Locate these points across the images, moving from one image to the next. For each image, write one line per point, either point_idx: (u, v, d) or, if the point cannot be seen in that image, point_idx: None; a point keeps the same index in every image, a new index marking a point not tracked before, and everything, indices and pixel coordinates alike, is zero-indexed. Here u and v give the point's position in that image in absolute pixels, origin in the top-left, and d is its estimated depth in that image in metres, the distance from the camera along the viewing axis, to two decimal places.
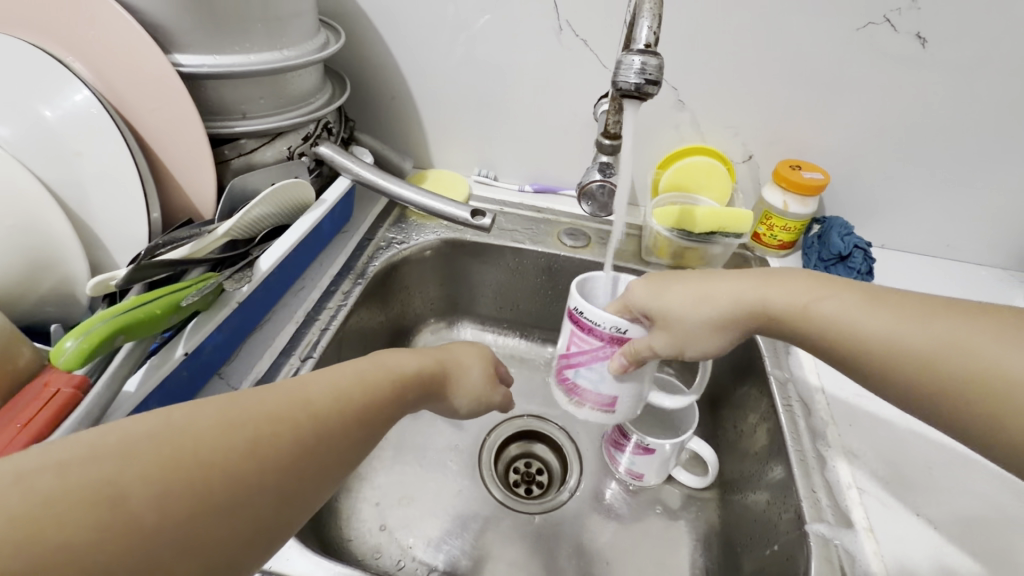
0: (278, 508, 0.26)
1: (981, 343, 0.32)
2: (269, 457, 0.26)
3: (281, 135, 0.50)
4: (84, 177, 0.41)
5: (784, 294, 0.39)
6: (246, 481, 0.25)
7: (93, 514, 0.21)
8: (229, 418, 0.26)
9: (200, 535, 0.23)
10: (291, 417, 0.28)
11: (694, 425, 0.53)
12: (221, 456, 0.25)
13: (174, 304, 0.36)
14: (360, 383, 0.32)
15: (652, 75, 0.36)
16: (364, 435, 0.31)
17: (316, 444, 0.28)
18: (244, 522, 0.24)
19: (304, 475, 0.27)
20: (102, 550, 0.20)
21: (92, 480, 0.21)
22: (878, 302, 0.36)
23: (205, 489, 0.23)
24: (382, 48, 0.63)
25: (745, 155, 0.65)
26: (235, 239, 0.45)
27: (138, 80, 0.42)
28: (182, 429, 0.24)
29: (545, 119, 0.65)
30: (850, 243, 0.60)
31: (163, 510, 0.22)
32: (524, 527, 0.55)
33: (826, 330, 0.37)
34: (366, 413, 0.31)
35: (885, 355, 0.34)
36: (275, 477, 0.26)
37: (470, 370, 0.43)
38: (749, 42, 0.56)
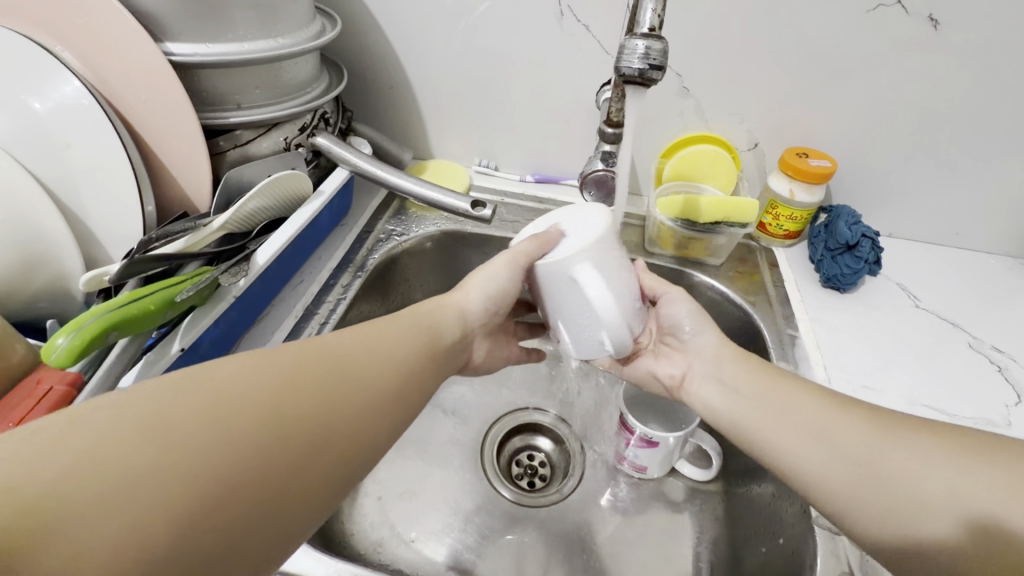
0: (318, 449, 0.28)
1: (914, 447, 0.33)
2: (301, 399, 0.28)
3: (277, 126, 0.49)
4: (74, 170, 0.40)
5: (754, 382, 0.41)
6: (285, 416, 0.27)
7: (146, 440, 0.23)
8: (256, 365, 0.28)
9: (246, 469, 0.25)
10: (315, 365, 0.30)
11: (699, 417, 0.52)
12: (255, 391, 0.27)
13: (169, 299, 0.35)
14: (372, 335, 0.34)
15: (656, 60, 0.34)
16: (393, 380, 0.33)
17: (343, 389, 0.30)
18: (287, 453, 0.26)
19: (343, 411, 0.29)
20: (157, 480, 0.22)
21: (138, 421, 0.23)
22: (841, 408, 0.37)
23: (244, 428, 0.25)
24: (380, 35, 0.62)
25: (750, 142, 0.63)
26: (232, 232, 0.45)
27: (128, 71, 0.41)
28: (215, 376, 0.26)
29: (545, 107, 0.64)
30: (858, 232, 0.59)
31: (208, 439, 0.24)
32: (527, 522, 0.55)
33: (774, 416, 0.38)
34: (387, 361, 0.33)
35: (829, 449, 0.35)
36: (311, 412, 0.28)
37: (481, 289, 0.43)
38: (757, 26, 0.55)
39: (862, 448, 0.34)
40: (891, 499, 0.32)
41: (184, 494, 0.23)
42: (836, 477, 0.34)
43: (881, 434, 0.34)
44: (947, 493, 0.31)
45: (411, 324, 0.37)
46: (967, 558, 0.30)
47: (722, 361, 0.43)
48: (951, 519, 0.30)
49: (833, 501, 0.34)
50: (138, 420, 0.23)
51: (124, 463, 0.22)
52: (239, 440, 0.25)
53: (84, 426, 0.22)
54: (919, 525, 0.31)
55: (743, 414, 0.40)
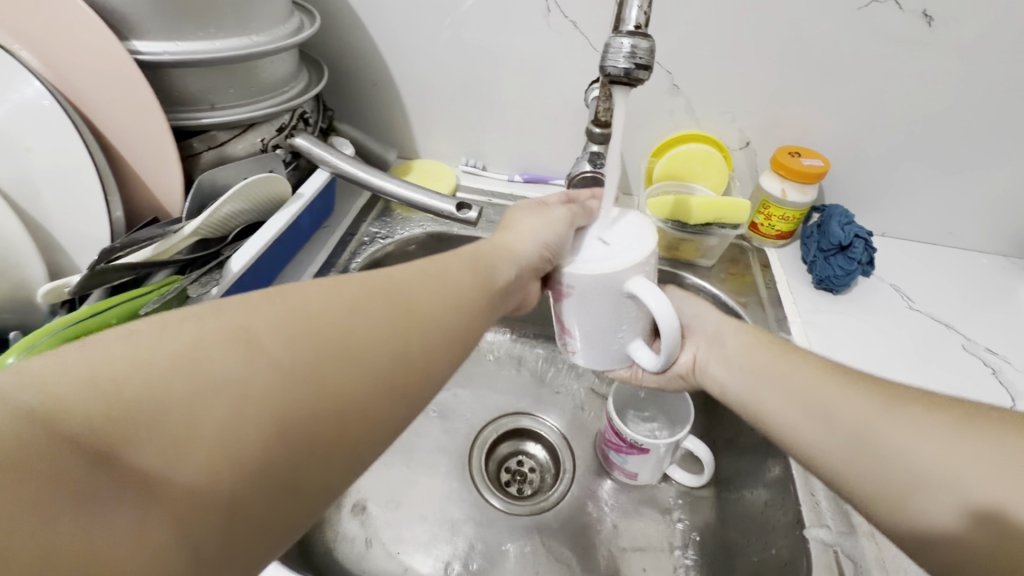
0: (402, 373, 0.27)
1: (913, 423, 0.31)
2: (384, 321, 0.27)
3: (253, 127, 0.48)
4: (35, 175, 0.38)
5: (750, 355, 0.40)
6: (366, 337, 0.26)
7: (236, 351, 0.22)
8: (341, 286, 0.27)
9: (332, 386, 0.24)
10: (396, 290, 0.29)
11: (690, 423, 0.51)
12: (336, 310, 0.26)
13: (132, 312, 0.34)
14: (451, 267, 0.33)
15: (642, 59, 0.33)
16: (474, 312, 0.32)
17: (428, 317, 0.29)
18: (372, 375, 0.26)
19: (422, 338, 0.28)
20: (248, 386, 0.22)
21: (230, 329, 0.23)
22: (840, 377, 0.35)
23: (330, 346, 0.25)
24: (362, 32, 0.60)
25: (742, 141, 0.62)
26: (206, 237, 0.43)
27: (92, 70, 0.39)
28: (301, 295, 0.26)
29: (534, 106, 0.63)
30: (850, 233, 0.58)
31: (294, 355, 0.24)
32: (516, 530, 0.53)
33: (770, 386, 0.38)
34: (468, 291, 0.32)
35: (821, 420, 0.34)
36: (392, 336, 0.27)
37: (534, 234, 0.37)
38: (748, 21, 0.53)
39: (855, 424, 0.33)
40: (879, 473, 0.31)
41: (272, 404, 0.22)
42: (828, 448, 0.33)
43: (873, 403, 0.33)
44: (935, 469, 0.29)
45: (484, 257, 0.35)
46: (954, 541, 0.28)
47: (724, 335, 0.42)
48: (937, 498, 0.29)
49: (827, 472, 0.34)
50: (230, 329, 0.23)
51: (216, 369, 0.21)
52: (323, 358, 0.24)
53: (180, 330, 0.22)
54: (906, 503, 0.30)
55: (743, 389, 0.39)
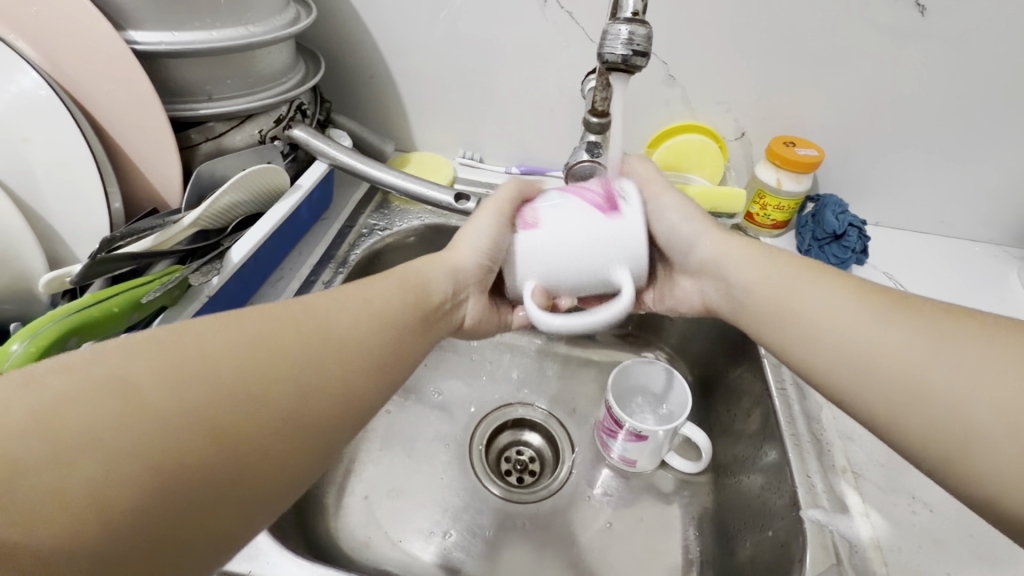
0: (296, 405, 0.28)
1: (959, 352, 0.30)
2: (280, 356, 0.28)
3: (251, 118, 0.47)
4: (33, 166, 0.38)
5: (803, 290, 0.36)
6: (257, 380, 0.27)
7: (108, 398, 0.23)
8: (233, 324, 0.28)
9: (217, 424, 0.25)
10: (296, 324, 0.30)
11: (688, 410, 0.52)
12: (227, 350, 0.27)
13: (134, 301, 0.34)
14: (361, 295, 0.33)
15: (640, 46, 0.33)
16: (383, 339, 0.32)
17: (327, 348, 0.30)
18: (258, 416, 0.26)
19: (321, 375, 0.29)
20: (123, 435, 0.23)
21: (106, 380, 0.24)
22: (888, 316, 0.33)
23: (215, 387, 0.26)
24: (358, 24, 0.60)
25: (737, 132, 0.62)
26: (206, 228, 0.43)
27: (88, 61, 0.39)
28: (189, 336, 0.26)
29: (531, 98, 0.63)
30: (845, 221, 0.58)
31: (174, 403, 0.24)
32: (516, 518, 0.54)
33: (813, 326, 0.35)
34: (374, 319, 0.32)
35: (876, 368, 0.32)
36: (286, 375, 0.28)
37: (472, 243, 0.40)
38: (743, 11, 0.54)
39: (899, 363, 0.31)
40: (931, 426, 0.30)
41: (153, 449, 0.23)
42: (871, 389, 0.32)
43: (935, 346, 0.31)
44: (997, 417, 0.28)
45: (399, 281, 0.36)
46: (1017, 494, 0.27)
47: (757, 266, 0.38)
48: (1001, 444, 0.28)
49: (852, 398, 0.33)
50: (107, 379, 0.24)
51: (92, 424, 0.22)
52: (205, 400, 0.25)
53: (46, 386, 0.23)
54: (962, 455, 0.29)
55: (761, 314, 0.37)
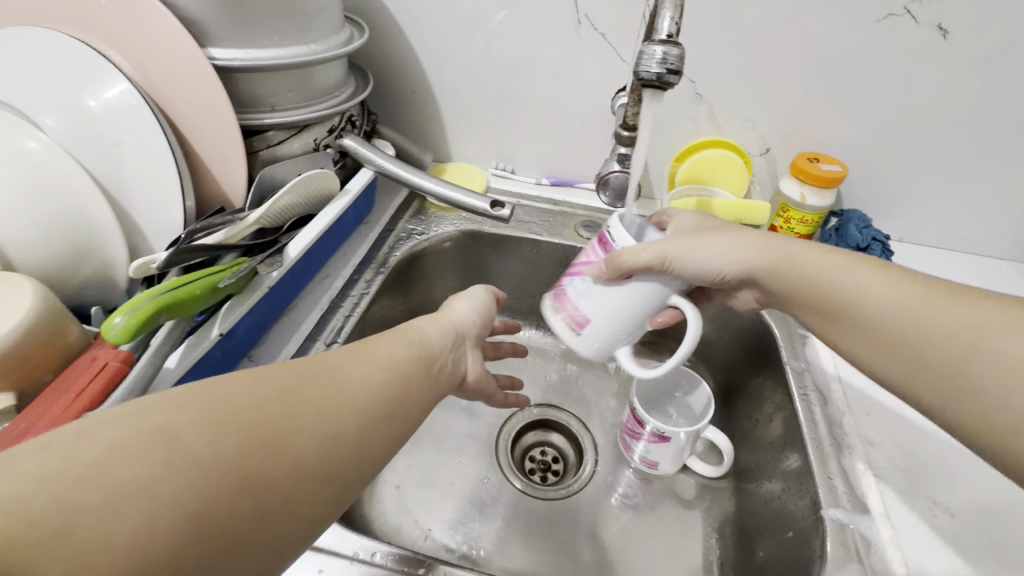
0: (328, 464, 0.26)
1: (996, 330, 0.32)
2: (311, 405, 0.27)
3: (307, 128, 0.52)
4: (122, 165, 0.43)
5: (825, 269, 0.39)
6: (300, 430, 0.26)
7: (152, 449, 0.22)
8: (264, 373, 0.27)
9: (257, 481, 0.24)
10: (322, 374, 0.29)
11: (710, 414, 0.53)
12: (264, 399, 0.26)
13: (212, 285, 0.37)
14: (380, 353, 0.32)
15: (673, 65, 0.35)
16: (403, 392, 0.31)
17: (355, 400, 0.29)
18: (302, 466, 0.25)
19: (357, 420, 0.28)
20: (162, 494, 0.21)
21: (147, 431, 0.22)
22: (927, 298, 0.35)
23: (260, 435, 0.24)
24: (405, 44, 0.65)
25: (762, 148, 0.65)
26: (264, 227, 0.47)
27: (174, 74, 0.44)
28: (221, 386, 0.25)
29: (563, 113, 0.66)
30: (868, 236, 0.60)
31: (220, 452, 0.23)
32: (539, 513, 0.56)
33: (864, 312, 0.37)
34: (391, 373, 0.32)
35: (917, 365, 0.34)
36: (327, 423, 0.27)
37: (462, 311, 0.42)
38: (770, 32, 0.56)
39: (947, 349, 0.33)
40: (983, 411, 0.31)
41: (194, 510, 0.21)
42: (924, 386, 0.34)
43: (969, 324, 0.33)
44: None
45: (413, 338, 0.35)
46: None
47: (790, 252, 0.40)
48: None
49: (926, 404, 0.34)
50: (146, 431, 0.22)
51: (136, 472, 0.21)
52: (251, 450, 0.24)
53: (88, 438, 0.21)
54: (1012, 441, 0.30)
55: (807, 308, 0.40)
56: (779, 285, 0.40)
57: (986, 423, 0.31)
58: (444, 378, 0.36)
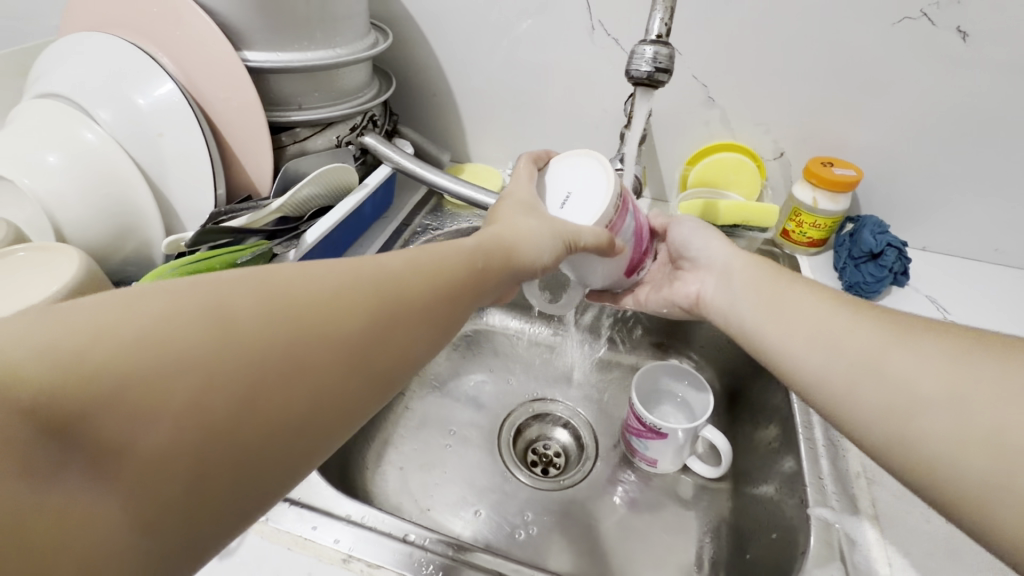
0: (366, 353, 0.26)
1: (901, 349, 0.35)
2: (361, 308, 0.26)
3: (331, 126, 0.56)
4: (162, 155, 0.48)
5: (777, 287, 0.44)
6: (344, 332, 0.26)
7: (203, 329, 0.21)
8: (318, 268, 0.27)
9: (299, 359, 0.24)
10: (372, 277, 0.28)
11: (708, 412, 0.54)
12: (315, 293, 0.25)
13: (231, 262, 0.41)
14: (431, 253, 0.31)
15: (663, 63, 0.37)
16: (447, 299, 0.31)
17: (400, 301, 0.28)
18: (343, 366, 0.25)
19: (401, 329, 0.28)
20: (210, 373, 0.21)
21: (199, 307, 0.22)
22: (853, 318, 0.39)
23: (305, 331, 0.24)
24: (428, 50, 0.68)
25: (776, 152, 0.65)
26: (286, 215, 0.50)
27: (212, 73, 0.48)
28: (274, 273, 0.25)
29: (577, 116, 0.68)
30: (882, 241, 0.58)
31: (265, 340, 0.23)
32: (534, 502, 0.57)
33: (791, 321, 0.41)
34: (440, 277, 0.31)
35: (831, 359, 0.38)
36: (371, 326, 0.27)
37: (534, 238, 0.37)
38: (781, 36, 0.57)
39: (861, 355, 0.36)
40: (883, 403, 0.34)
41: (239, 389, 0.22)
42: (834, 378, 0.37)
43: (885, 340, 0.36)
44: (931, 395, 0.32)
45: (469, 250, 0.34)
46: (948, 462, 0.30)
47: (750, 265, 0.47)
48: (939, 421, 0.31)
49: (829, 397, 0.38)
50: (197, 308, 0.22)
51: (182, 348, 0.21)
52: (295, 346, 0.24)
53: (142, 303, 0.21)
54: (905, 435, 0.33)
55: (749, 309, 0.45)
56: (739, 281, 0.47)
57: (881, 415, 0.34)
58: (493, 286, 0.35)
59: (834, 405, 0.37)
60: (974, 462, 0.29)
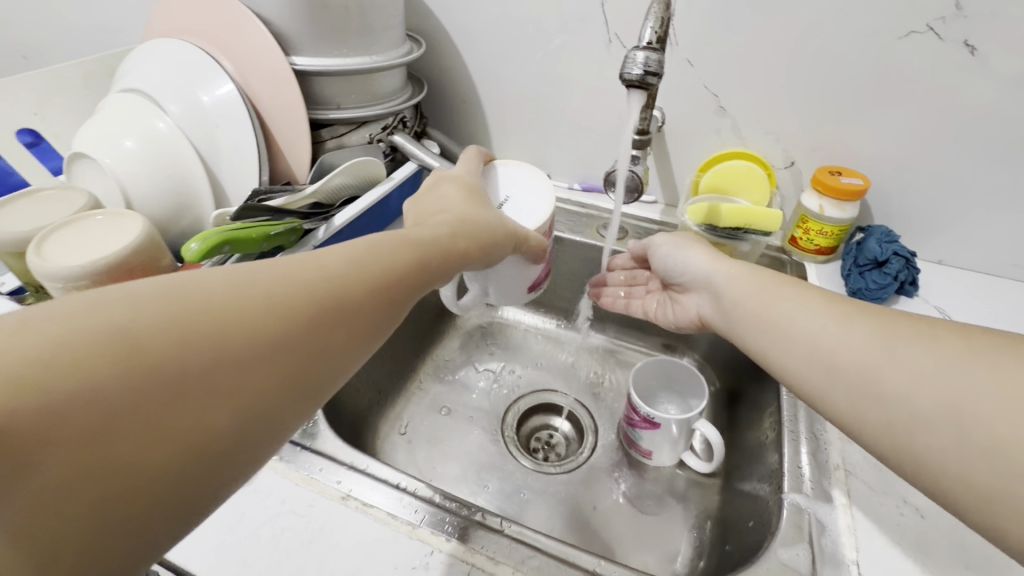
0: (295, 360, 0.27)
1: (892, 355, 0.34)
2: (291, 318, 0.27)
3: (365, 124, 0.62)
4: (218, 143, 0.55)
5: (777, 299, 0.42)
6: (269, 342, 0.26)
7: (113, 352, 0.22)
8: (240, 281, 0.27)
9: (220, 374, 0.24)
10: (301, 284, 0.28)
11: (702, 406, 0.55)
12: (239, 307, 0.26)
13: (265, 234, 0.47)
14: (374, 252, 0.32)
15: (652, 68, 0.41)
16: (383, 298, 0.32)
17: (330, 303, 0.29)
18: (270, 375, 0.26)
19: (335, 333, 0.29)
20: (120, 396, 0.21)
21: (107, 330, 0.22)
22: (852, 322, 0.37)
23: (226, 345, 0.25)
24: (458, 60, 0.74)
25: (787, 161, 0.66)
26: (319, 201, 0.57)
27: (266, 76, 0.55)
28: (191, 289, 0.25)
29: (594, 124, 0.72)
30: (888, 249, 0.59)
31: (184, 356, 0.23)
32: (530, 483, 0.60)
33: (790, 333, 0.40)
34: (379, 272, 0.32)
35: (832, 373, 0.36)
36: (301, 335, 0.27)
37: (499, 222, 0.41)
38: (790, 49, 0.59)
39: (861, 364, 0.35)
40: (888, 412, 0.33)
41: (156, 408, 0.22)
42: (834, 393, 0.36)
43: (886, 341, 0.35)
44: (933, 404, 0.31)
45: (413, 243, 0.35)
46: (964, 474, 0.29)
47: (753, 274, 0.46)
48: (944, 433, 0.30)
49: (834, 412, 0.36)
50: (106, 332, 0.22)
51: (89, 372, 0.21)
52: (218, 360, 0.24)
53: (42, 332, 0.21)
54: (909, 451, 0.32)
55: (746, 328, 0.44)
56: (733, 294, 0.46)
57: (892, 430, 0.33)
58: (432, 283, 0.36)
59: (846, 421, 0.36)
60: (987, 471, 0.28)
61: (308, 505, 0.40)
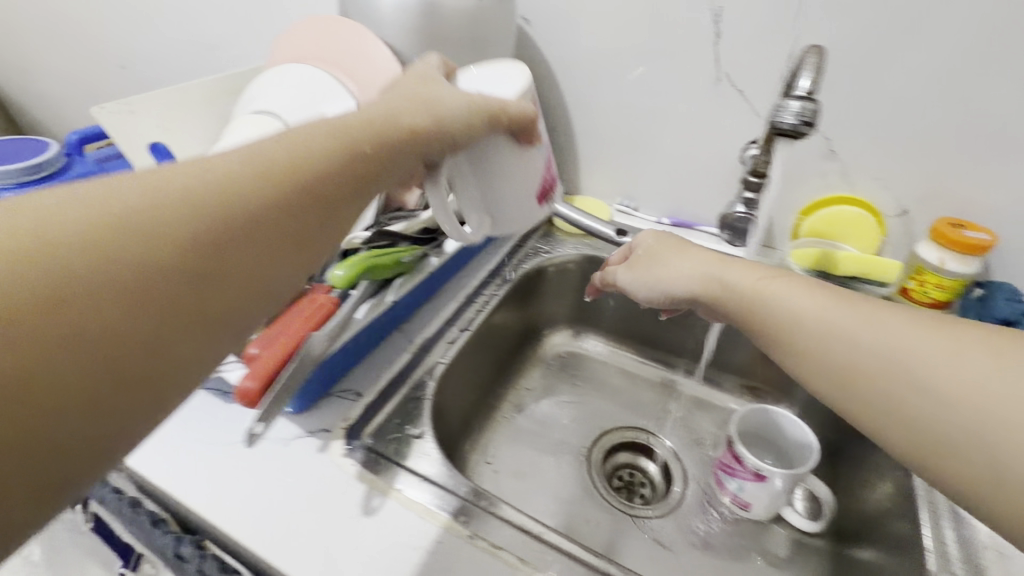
0: (201, 278, 0.25)
1: (926, 359, 0.33)
2: (189, 230, 0.25)
3: None
4: None
5: (780, 294, 0.41)
6: (171, 262, 0.24)
7: None
8: (133, 194, 0.24)
9: (105, 293, 0.22)
10: (187, 188, 0.26)
11: (814, 461, 0.53)
12: (120, 217, 0.23)
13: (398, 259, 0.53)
14: (268, 145, 0.29)
15: (808, 117, 0.40)
16: (301, 204, 0.29)
17: (248, 210, 0.27)
18: (179, 294, 0.24)
19: (244, 246, 0.26)
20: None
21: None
22: (868, 322, 0.36)
23: (115, 265, 0.23)
24: (557, 91, 0.75)
25: (899, 210, 0.64)
26: (430, 227, 0.58)
27: None
28: (83, 212, 0.23)
29: (692, 160, 0.72)
30: (1017, 309, 0.56)
31: (69, 280, 0.22)
32: (621, 525, 0.58)
33: (808, 332, 0.38)
34: (285, 172, 0.28)
35: (844, 375, 0.36)
36: (206, 251, 0.25)
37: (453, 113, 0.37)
38: (914, 96, 0.57)
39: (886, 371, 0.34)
40: (925, 429, 0.32)
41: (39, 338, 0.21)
42: (852, 400, 0.36)
43: (912, 349, 0.34)
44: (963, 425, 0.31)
45: (348, 149, 0.31)
46: (992, 467, 0.29)
47: (744, 270, 0.44)
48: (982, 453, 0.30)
49: (852, 415, 0.36)
50: None
51: None
52: (100, 281, 0.22)
53: None
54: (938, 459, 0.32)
55: (741, 318, 0.43)
56: (730, 302, 0.44)
57: (921, 443, 0.32)
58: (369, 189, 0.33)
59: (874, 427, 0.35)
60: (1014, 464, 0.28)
61: (438, 542, 0.40)
